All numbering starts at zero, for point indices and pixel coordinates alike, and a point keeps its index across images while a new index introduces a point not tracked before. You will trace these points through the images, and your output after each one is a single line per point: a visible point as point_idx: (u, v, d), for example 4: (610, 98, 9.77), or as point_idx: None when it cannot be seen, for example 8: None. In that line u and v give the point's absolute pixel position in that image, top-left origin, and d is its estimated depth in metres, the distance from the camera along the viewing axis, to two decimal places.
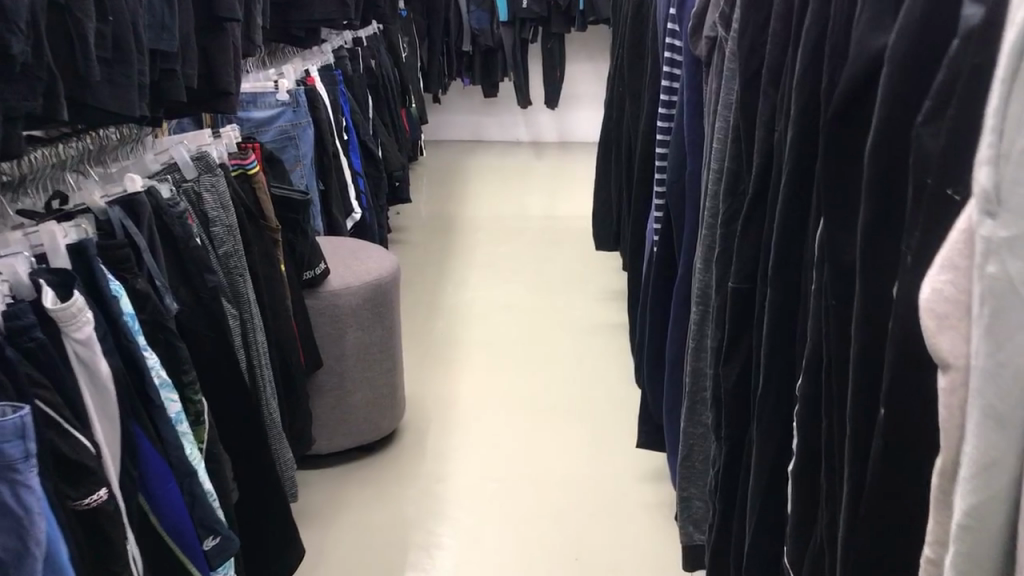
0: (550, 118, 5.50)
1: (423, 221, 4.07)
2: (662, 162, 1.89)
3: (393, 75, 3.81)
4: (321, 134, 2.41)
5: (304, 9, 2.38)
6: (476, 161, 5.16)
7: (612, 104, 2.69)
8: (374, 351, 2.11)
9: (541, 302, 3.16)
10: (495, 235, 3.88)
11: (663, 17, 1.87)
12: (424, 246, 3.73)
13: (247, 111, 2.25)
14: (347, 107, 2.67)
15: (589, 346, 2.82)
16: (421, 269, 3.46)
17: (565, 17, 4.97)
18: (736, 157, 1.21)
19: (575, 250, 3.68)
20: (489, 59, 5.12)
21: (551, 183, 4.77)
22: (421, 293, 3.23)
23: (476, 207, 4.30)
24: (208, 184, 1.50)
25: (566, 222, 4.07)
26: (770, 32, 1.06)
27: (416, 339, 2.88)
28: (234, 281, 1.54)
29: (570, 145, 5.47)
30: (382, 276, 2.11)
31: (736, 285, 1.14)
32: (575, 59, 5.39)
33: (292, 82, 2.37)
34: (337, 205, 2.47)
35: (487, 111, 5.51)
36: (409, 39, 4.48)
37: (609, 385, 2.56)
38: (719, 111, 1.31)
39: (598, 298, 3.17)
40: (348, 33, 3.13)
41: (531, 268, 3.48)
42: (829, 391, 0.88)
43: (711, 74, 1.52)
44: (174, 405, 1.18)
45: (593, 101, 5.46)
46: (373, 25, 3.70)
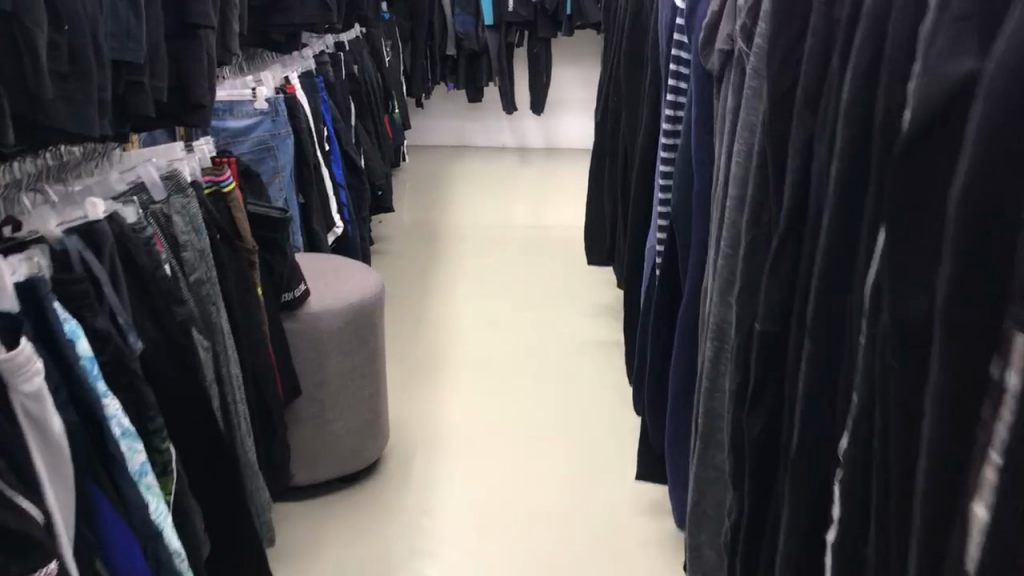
0: (536, 123, 5.39)
1: (406, 230, 3.95)
2: (665, 180, 1.78)
3: (376, 80, 3.69)
4: (302, 144, 2.29)
5: (285, 12, 2.26)
6: (460, 167, 5.04)
7: (606, 114, 2.59)
8: (358, 376, 1.99)
9: (530, 317, 3.05)
10: (481, 245, 3.76)
11: (667, 26, 1.77)
12: (408, 256, 3.61)
13: (222, 120, 2.14)
14: (329, 115, 2.55)
15: (581, 364, 2.71)
16: (405, 281, 3.34)
17: (551, 21, 4.86)
18: (761, 183, 1.10)
19: (564, 262, 3.57)
20: (474, 63, 5.01)
21: (538, 190, 4.66)
22: (405, 306, 3.11)
23: (461, 216, 4.18)
24: (178, 206, 1.38)
25: (554, 232, 3.96)
26: (808, 50, 0.95)
27: (400, 357, 2.76)
28: (206, 309, 1.42)
29: (556, 151, 5.36)
30: (368, 297, 1.99)
31: (763, 327, 1.03)
32: (561, 64, 5.28)
33: (271, 89, 2.25)
34: (318, 218, 2.35)
35: (471, 116, 5.39)
36: (393, 42, 4.36)
37: (604, 408, 2.45)
38: (740, 133, 1.21)
39: (589, 314, 3.06)
40: (331, 37, 3.01)
41: (519, 280, 3.37)
42: (885, 461, 0.78)
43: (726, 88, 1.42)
44: (139, 456, 1.06)
45: (580, 108, 5.36)
46: (356, 28, 3.59)
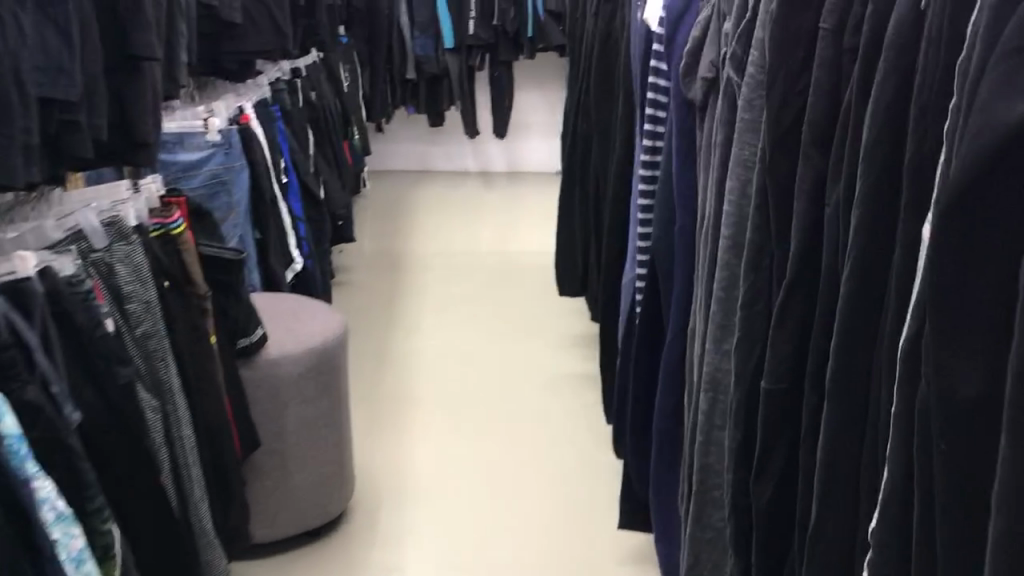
0: (499, 146, 5.31)
1: (368, 260, 3.83)
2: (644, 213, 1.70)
3: (334, 106, 3.58)
4: (258, 177, 2.18)
5: (238, 40, 2.17)
6: (422, 193, 4.93)
7: (576, 140, 2.50)
8: (320, 425, 1.88)
9: (500, 350, 2.94)
10: (446, 274, 3.65)
11: (643, 51, 1.69)
12: (371, 287, 3.49)
13: (174, 154, 2.03)
14: (287, 146, 2.43)
15: (554, 400, 2.62)
16: (368, 314, 3.22)
17: (513, 44, 4.79)
18: (761, 226, 1.01)
19: (532, 290, 3.48)
20: (434, 87, 4.92)
21: (502, 215, 4.57)
22: (369, 341, 2.99)
23: (425, 244, 4.07)
24: (121, 254, 1.26)
25: (520, 259, 3.87)
26: (815, 84, 0.87)
27: (366, 397, 2.64)
28: (154, 366, 1.30)
29: (519, 175, 5.28)
30: (329, 339, 1.88)
31: (771, 386, 0.94)
32: (523, 87, 5.21)
33: (224, 120, 2.14)
34: (277, 255, 2.23)
35: (433, 141, 5.29)
36: (351, 66, 4.26)
37: (581, 449, 2.35)
38: (733, 169, 1.12)
39: (561, 345, 2.97)
40: (288, 64, 2.91)
41: (487, 310, 3.27)
42: (928, 551, 0.68)
43: (711, 119, 1.33)
44: (76, 540, 0.96)
45: (543, 130, 5.28)
46: (314, 54, 3.49)
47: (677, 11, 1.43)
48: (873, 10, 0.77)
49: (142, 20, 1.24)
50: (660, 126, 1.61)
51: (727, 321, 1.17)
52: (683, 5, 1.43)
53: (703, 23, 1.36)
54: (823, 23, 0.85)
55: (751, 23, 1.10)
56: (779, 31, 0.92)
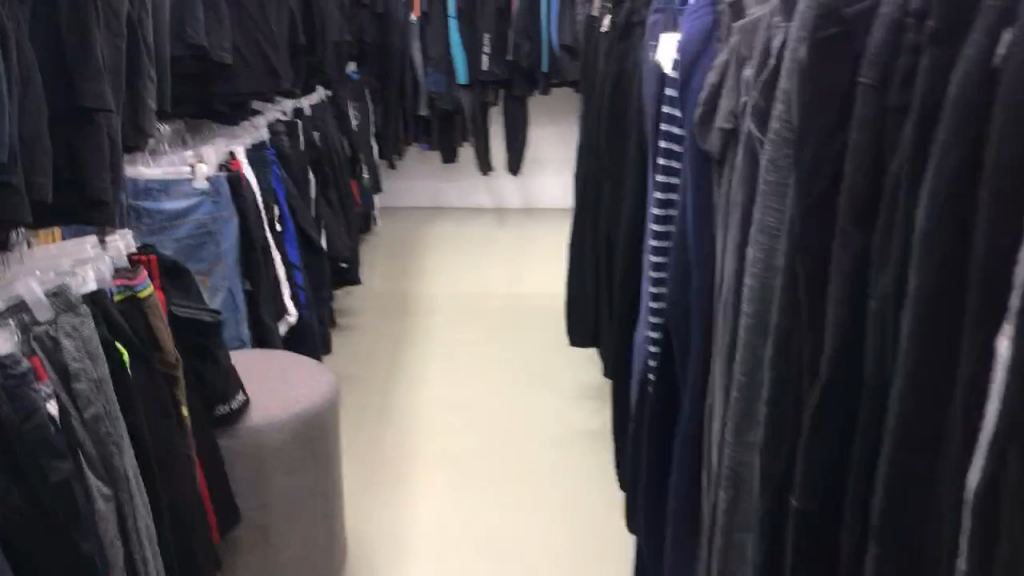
0: (513, 184, 5.17)
1: (375, 301, 3.70)
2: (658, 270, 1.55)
3: (341, 145, 3.47)
4: (248, 225, 2.05)
5: (229, 80, 2.05)
6: (434, 230, 4.81)
7: (587, 184, 2.36)
8: (306, 497, 1.73)
9: (507, 402, 2.79)
10: (455, 317, 3.51)
11: (656, 95, 1.55)
12: (377, 331, 3.35)
13: (157, 203, 1.91)
14: (282, 190, 2.29)
15: (565, 460, 2.46)
16: (371, 361, 3.08)
17: (527, 78, 4.67)
18: (790, 309, 0.87)
19: (543, 335, 3.33)
20: (447, 123, 4.81)
21: (516, 254, 4.43)
22: (371, 392, 2.85)
23: (435, 284, 3.94)
24: (68, 327, 1.13)
25: (533, 301, 3.72)
26: (854, 150, 0.73)
27: (366, 455, 2.49)
28: (106, 451, 1.16)
29: (534, 212, 5.14)
30: (316, 404, 1.73)
31: (802, 506, 0.79)
32: (538, 122, 5.09)
33: (213, 166, 2.01)
34: (268, 307, 2.10)
35: (447, 178, 5.18)
36: (360, 102, 4.15)
37: (592, 516, 2.19)
38: (756, 238, 0.98)
39: (572, 398, 2.81)
40: (289, 103, 2.80)
41: (496, 358, 3.12)
42: None
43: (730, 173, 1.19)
44: None
45: (558, 166, 5.15)
46: (320, 91, 3.38)
47: (691, 54, 1.29)
48: (927, 65, 0.63)
49: (92, 67, 1.12)
50: (675, 176, 1.47)
51: (749, 410, 1.02)
52: (697, 49, 1.28)
53: (720, 69, 1.22)
54: (862, 78, 0.71)
55: (774, 72, 0.96)
56: (808, 84, 0.78)
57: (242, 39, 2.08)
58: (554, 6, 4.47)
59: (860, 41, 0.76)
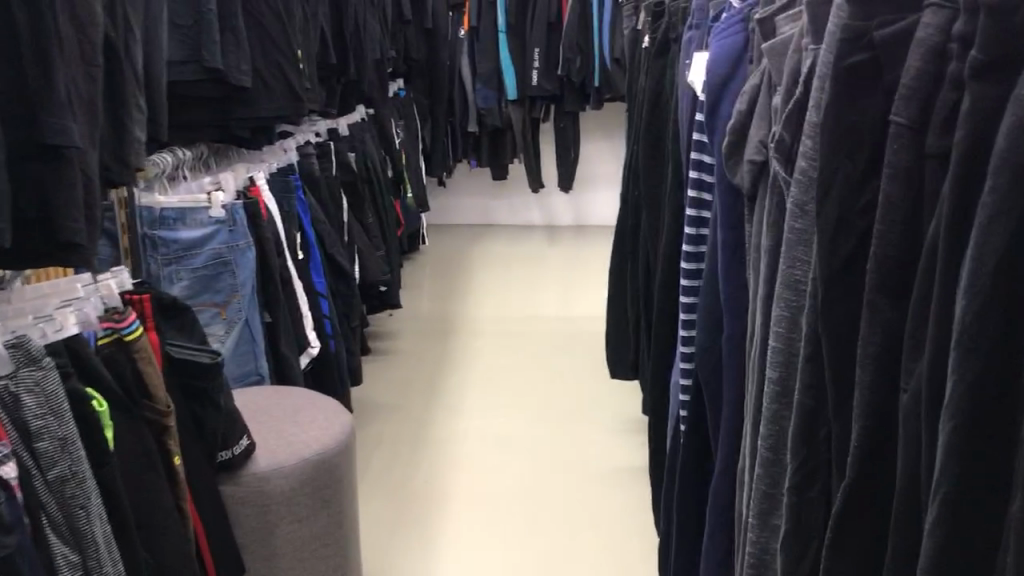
0: (566, 201, 5.07)
1: (418, 323, 3.60)
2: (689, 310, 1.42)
3: (382, 164, 3.39)
4: (267, 254, 1.96)
5: (249, 104, 1.97)
6: (483, 248, 4.71)
7: (626, 208, 2.23)
8: (317, 546, 1.63)
9: (546, 434, 2.66)
10: (498, 339, 3.40)
11: (689, 118, 1.41)
12: (416, 355, 3.26)
13: (174, 231, 1.83)
14: (307, 216, 2.20)
15: (603, 499, 2.32)
16: (409, 388, 2.98)
17: (578, 93, 4.54)
18: (814, 382, 0.74)
19: (587, 360, 3.19)
20: (497, 140, 4.71)
21: (566, 274, 4.29)
22: (406, 421, 2.75)
23: (481, 304, 3.83)
24: (28, 382, 1.04)
25: (581, 324, 3.58)
26: (885, 204, 0.59)
27: (396, 489, 2.39)
28: (72, 515, 1.07)
29: (586, 229, 5.01)
30: (327, 448, 1.63)
31: None
32: (591, 137, 4.96)
33: (230, 195, 1.93)
34: (289, 339, 2.02)
35: (497, 194, 5.09)
36: (406, 120, 4.09)
37: (629, 562, 2.05)
38: (783, 294, 0.84)
39: (614, 430, 2.66)
40: (322, 124, 2.73)
41: (537, 384, 2.99)
42: None
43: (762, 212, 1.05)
44: None
45: (611, 183, 5.01)
46: (361, 109, 3.31)
47: (719, 76, 1.14)
48: (969, 107, 0.50)
49: (58, 102, 1.03)
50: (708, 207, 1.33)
51: (774, 491, 0.88)
52: (727, 71, 1.14)
53: (750, 94, 1.08)
54: (895, 116, 0.58)
55: (801, 101, 0.82)
56: (831, 122, 0.65)
57: (262, 60, 2.00)
58: (606, 18, 4.33)
59: (894, 70, 0.63)
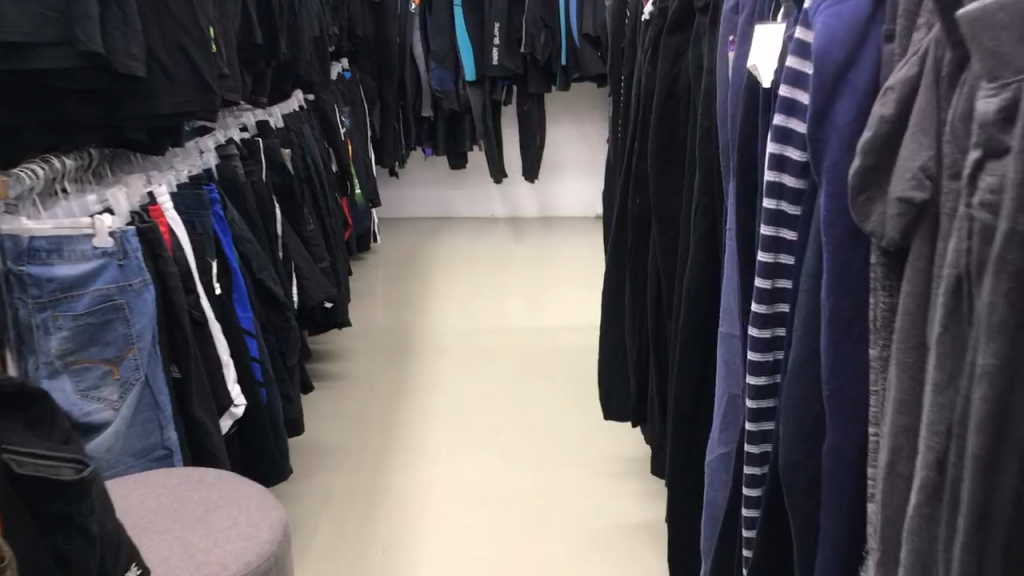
0: (531, 191, 4.68)
1: (371, 339, 3.17)
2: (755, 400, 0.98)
3: (325, 158, 2.95)
4: (172, 294, 1.51)
5: (148, 98, 1.51)
6: (442, 244, 4.30)
7: (624, 219, 1.84)
8: None
9: (526, 482, 2.25)
10: (463, 357, 3.00)
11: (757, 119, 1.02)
12: (371, 379, 2.84)
13: (51, 266, 1.37)
14: (226, 239, 1.74)
15: (598, 564, 1.92)
16: (362, 421, 2.56)
17: (543, 73, 4.13)
18: None
19: (565, 383, 2.79)
20: (454, 126, 4.27)
21: (533, 273, 3.89)
22: (359, 470, 2.33)
23: (441, 313, 3.42)
24: None
25: (555, 336, 3.17)
26: None
27: (348, 558, 1.98)
28: None
29: (552, 222, 4.61)
30: (251, 568, 1.20)
31: None
32: (557, 121, 4.55)
33: (119, 221, 1.47)
34: (207, 398, 1.58)
35: (455, 184, 4.68)
36: (352, 105, 3.65)
37: None
38: None
39: (605, 474, 2.26)
40: (252, 117, 2.30)
41: (511, 417, 2.58)
42: None
43: (938, 279, 0.66)
44: None
45: (579, 171, 4.62)
46: (299, 95, 2.86)
47: (834, 63, 0.73)
48: None
49: None
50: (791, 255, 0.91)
51: None
52: (849, 51, 0.74)
53: (901, 91, 0.67)
54: None
55: None
56: None
57: (161, 42, 1.52)
58: None
59: None
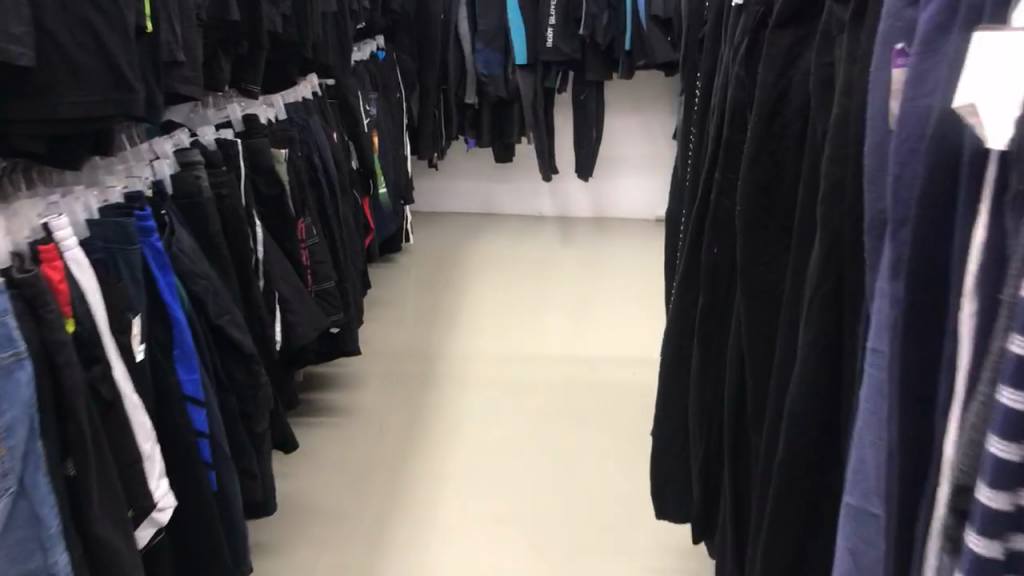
0: (584, 188, 4.22)
1: (389, 362, 2.75)
2: None
3: (342, 152, 2.54)
4: (61, 366, 1.08)
5: (43, 87, 1.07)
6: (482, 245, 3.86)
7: (692, 270, 1.39)
8: None
9: (550, 572, 1.81)
10: (491, 391, 2.57)
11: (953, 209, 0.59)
12: (382, 415, 2.43)
13: None
14: (166, 280, 1.33)
15: None
16: (365, 475, 2.16)
17: (604, 59, 3.66)
18: None
19: (609, 434, 2.35)
20: (501, 114, 3.83)
21: (581, 284, 3.44)
22: (352, 546, 1.90)
23: (472, 330, 3.00)
24: None
25: (601, 369, 2.73)
26: None
27: None
28: None
29: (606, 223, 4.14)
30: None
31: None
32: (616, 112, 4.07)
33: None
34: (122, 501, 1.18)
35: (501, 177, 4.24)
36: (384, 89, 3.23)
37: None
38: None
39: (652, 570, 1.81)
40: (238, 111, 1.91)
41: (540, 478, 2.14)
42: None
43: None
44: None
45: (637, 168, 4.14)
46: (312, 80, 2.46)
47: None
48: None
49: None
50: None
51: None
52: None
53: None
54: None
55: None
56: None
57: (59, 14, 1.07)
58: None
59: None
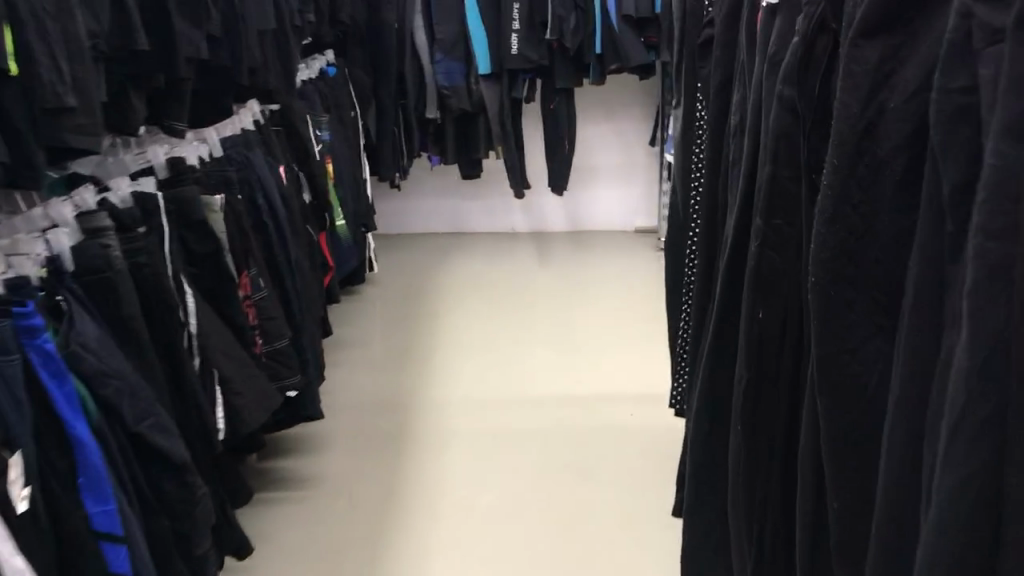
0: (558, 201, 3.95)
1: (359, 417, 2.46)
2: None
3: (292, 186, 2.24)
4: None
5: None
6: (453, 270, 3.58)
7: (726, 337, 1.11)
8: None
9: None
10: (474, 446, 2.29)
11: None
12: (352, 485, 2.14)
13: None
14: (64, 389, 1.04)
15: None
16: (336, 561, 1.86)
17: (574, 63, 3.40)
18: None
19: (611, 490, 2.07)
20: (466, 128, 3.55)
21: (563, 310, 3.17)
22: None
23: (448, 371, 2.71)
24: None
25: (595, 410, 2.45)
26: None
27: None
28: None
29: (584, 237, 3.88)
30: None
31: None
32: (587, 119, 3.81)
33: None
34: None
35: (469, 194, 3.96)
36: (337, 109, 2.93)
37: None
38: None
39: None
40: (162, 155, 1.62)
41: (539, 551, 1.86)
42: None
43: None
44: None
45: (613, 177, 3.88)
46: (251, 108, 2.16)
47: None
48: None
49: None
50: None
51: None
52: None
53: None
54: None
55: None
56: None
57: None
58: None
59: None
